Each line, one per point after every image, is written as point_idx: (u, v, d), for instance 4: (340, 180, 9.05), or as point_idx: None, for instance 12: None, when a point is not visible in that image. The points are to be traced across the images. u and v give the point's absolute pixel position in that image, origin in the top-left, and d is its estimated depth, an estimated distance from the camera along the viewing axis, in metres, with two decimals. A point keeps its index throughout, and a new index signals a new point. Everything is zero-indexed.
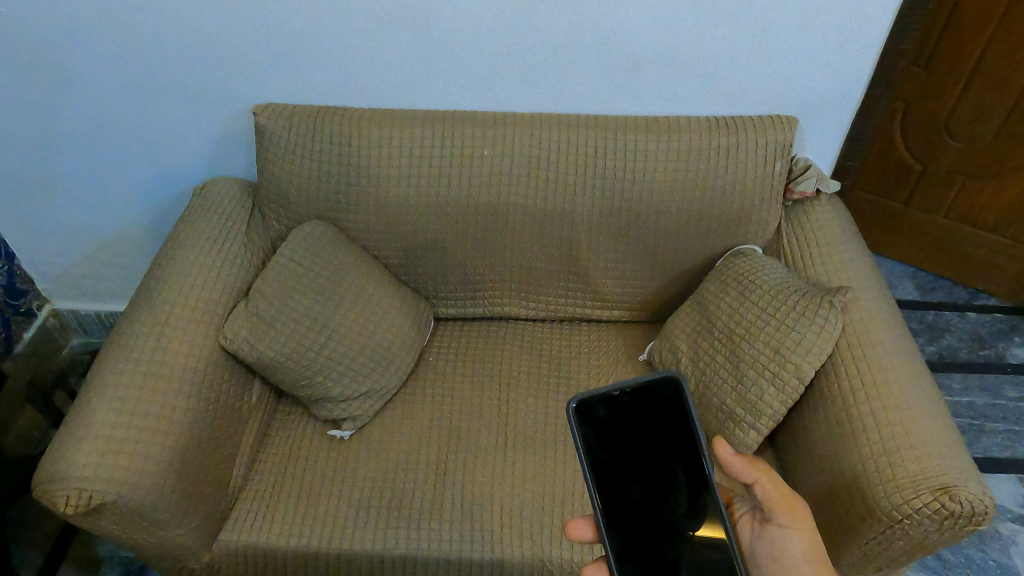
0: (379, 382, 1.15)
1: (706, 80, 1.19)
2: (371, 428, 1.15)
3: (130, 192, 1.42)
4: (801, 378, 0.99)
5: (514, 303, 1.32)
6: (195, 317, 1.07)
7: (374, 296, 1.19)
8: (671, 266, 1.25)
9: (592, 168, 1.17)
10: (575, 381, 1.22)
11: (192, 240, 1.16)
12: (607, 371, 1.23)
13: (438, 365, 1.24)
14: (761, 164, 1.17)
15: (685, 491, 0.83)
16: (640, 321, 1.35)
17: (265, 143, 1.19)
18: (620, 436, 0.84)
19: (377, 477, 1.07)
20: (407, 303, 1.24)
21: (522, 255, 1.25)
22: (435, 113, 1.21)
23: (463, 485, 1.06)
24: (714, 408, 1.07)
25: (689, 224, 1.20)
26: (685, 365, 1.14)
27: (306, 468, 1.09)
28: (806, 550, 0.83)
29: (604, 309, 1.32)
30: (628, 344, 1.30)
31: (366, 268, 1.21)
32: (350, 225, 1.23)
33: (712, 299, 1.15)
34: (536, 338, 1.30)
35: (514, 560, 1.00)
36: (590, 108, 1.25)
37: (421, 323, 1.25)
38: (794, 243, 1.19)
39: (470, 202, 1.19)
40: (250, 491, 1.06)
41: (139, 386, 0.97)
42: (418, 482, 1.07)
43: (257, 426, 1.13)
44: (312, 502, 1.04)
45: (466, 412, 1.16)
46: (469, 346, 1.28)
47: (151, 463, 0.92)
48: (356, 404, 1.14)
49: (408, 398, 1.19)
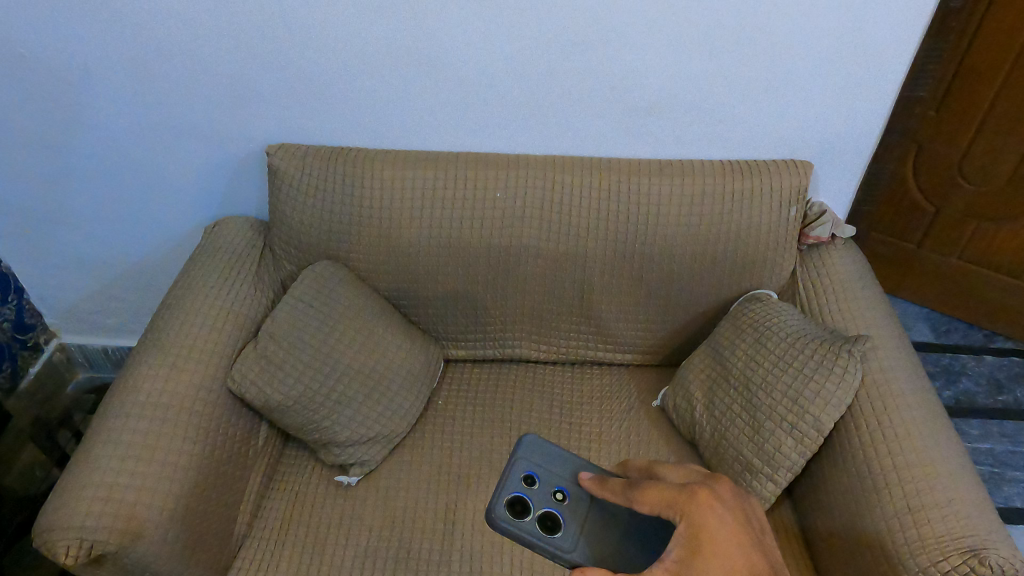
0: (387, 426, 1.13)
1: (718, 124, 1.19)
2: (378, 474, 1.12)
3: (142, 229, 1.42)
4: (820, 430, 0.97)
5: (524, 345, 1.28)
6: (204, 359, 1.05)
7: (383, 337, 1.17)
8: (684, 309, 1.23)
9: (605, 211, 1.17)
10: (588, 425, 1.18)
11: (203, 278, 1.16)
12: (620, 415, 1.20)
13: (447, 408, 1.21)
14: (776, 208, 1.16)
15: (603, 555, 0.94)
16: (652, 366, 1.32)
17: (277, 184, 1.20)
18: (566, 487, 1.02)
19: (384, 526, 1.04)
20: (417, 345, 1.22)
21: (535, 298, 1.23)
22: (446, 155, 1.21)
23: (472, 535, 1.03)
24: (731, 458, 1.04)
25: (702, 268, 1.19)
26: (700, 413, 1.11)
27: (311, 516, 1.06)
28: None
29: (617, 353, 1.29)
30: (642, 388, 1.26)
31: (375, 310, 1.20)
32: (360, 265, 1.22)
33: (727, 345, 1.13)
34: (549, 380, 1.27)
35: None
36: (603, 151, 1.25)
37: (430, 364, 1.23)
38: (810, 289, 1.18)
39: (482, 242, 1.18)
40: (255, 539, 1.03)
41: (144, 430, 0.95)
42: (428, 531, 1.04)
43: (261, 471, 1.10)
44: (316, 550, 1.01)
45: (476, 459, 1.13)
46: (480, 389, 1.25)
47: (155, 512, 0.89)
48: (363, 448, 1.11)
49: (416, 442, 1.16)
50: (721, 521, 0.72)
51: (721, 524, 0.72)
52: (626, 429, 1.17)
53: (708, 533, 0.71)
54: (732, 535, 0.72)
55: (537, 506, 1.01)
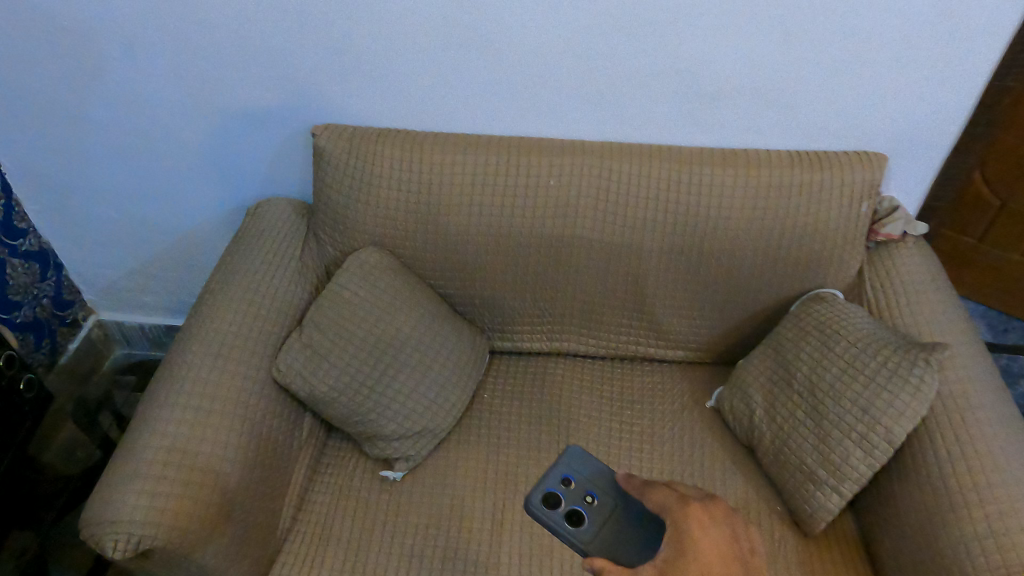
0: (432, 421, 1.09)
1: (787, 112, 1.12)
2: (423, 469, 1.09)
3: (181, 206, 1.39)
4: (892, 442, 0.92)
5: (572, 339, 1.24)
6: (248, 348, 1.03)
7: (429, 328, 1.14)
8: (742, 306, 1.18)
9: (665, 202, 1.11)
10: (638, 424, 1.14)
11: (246, 263, 1.12)
12: (671, 415, 1.15)
13: (493, 402, 1.17)
14: (845, 203, 1.10)
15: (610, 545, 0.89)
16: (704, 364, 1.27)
17: (322, 166, 1.16)
18: (598, 491, 0.93)
19: (430, 523, 1.02)
20: (463, 336, 1.19)
21: (585, 291, 1.19)
22: (499, 139, 1.16)
23: (520, 536, 1.00)
24: (793, 467, 1.00)
25: (763, 264, 1.13)
26: (760, 418, 1.06)
27: (356, 510, 1.03)
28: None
29: (668, 349, 1.24)
30: (695, 387, 1.21)
31: (422, 300, 1.16)
32: (406, 252, 1.18)
33: (790, 347, 1.07)
34: (597, 376, 1.23)
35: None
36: (663, 139, 1.19)
37: (477, 355, 1.20)
38: (879, 290, 1.12)
39: (534, 231, 1.14)
40: (300, 533, 1.01)
41: (189, 421, 0.93)
42: (474, 531, 1.01)
43: (306, 462, 1.07)
44: (361, 545, 0.99)
45: (523, 456, 1.10)
46: (527, 383, 1.21)
47: (201, 506, 0.87)
48: (409, 442, 1.08)
49: (462, 437, 1.12)
50: (708, 531, 0.70)
51: (707, 532, 0.70)
52: (678, 430, 1.13)
53: (693, 541, 0.69)
54: (721, 547, 0.69)
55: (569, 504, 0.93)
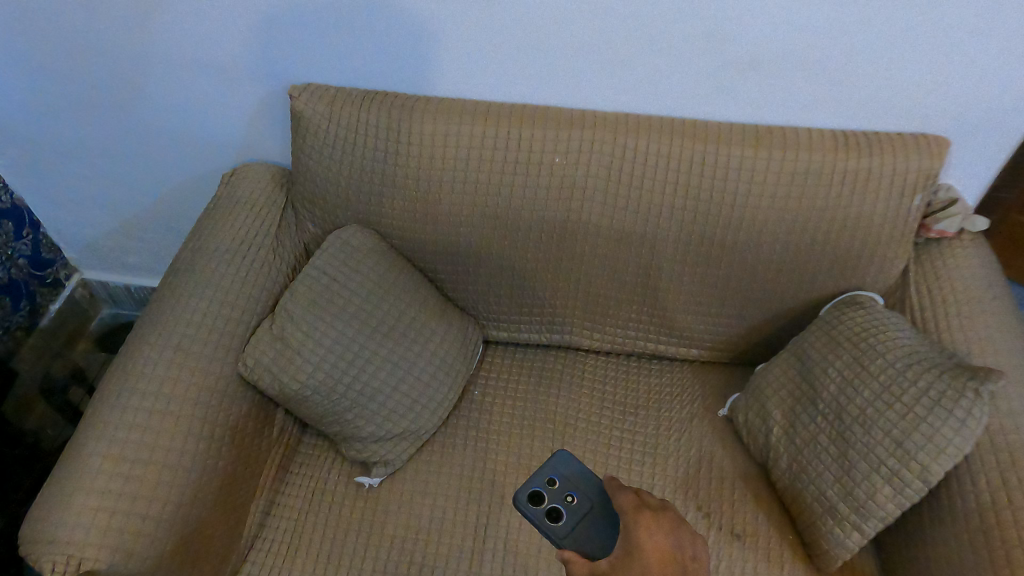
0: (414, 423, 1.00)
1: (836, 88, 0.95)
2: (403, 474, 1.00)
3: (156, 165, 1.28)
4: (927, 482, 0.81)
5: (574, 332, 1.12)
6: (212, 341, 0.93)
7: (415, 319, 1.04)
8: (765, 305, 1.05)
9: (684, 188, 0.97)
10: (642, 432, 1.03)
11: (214, 241, 1.02)
12: (679, 423, 1.05)
13: (484, 400, 1.07)
14: (895, 196, 0.95)
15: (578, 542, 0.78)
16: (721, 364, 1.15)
17: (300, 132, 1.03)
18: (581, 491, 0.82)
19: (406, 536, 0.94)
20: (454, 326, 1.08)
21: (590, 283, 1.06)
22: (499, 108, 1.01)
23: (503, 556, 0.92)
24: (810, 497, 0.89)
25: (793, 261, 1.00)
26: (777, 437, 0.95)
27: (327, 519, 0.95)
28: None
29: (680, 347, 1.12)
30: (708, 391, 1.09)
31: (407, 287, 1.05)
32: (394, 232, 1.06)
33: (818, 359, 0.95)
34: (600, 374, 1.12)
35: None
36: (688, 113, 1.02)
37: (468, 347, 1.09)
38: (925, 297, 0.98)
39: (534, 215, 1.01)
40: (266, 540, 0.94)
41: (142, 426, 0.85)
42: (452, 547, 0.93)
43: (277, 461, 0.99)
44: (332, 558, 0.92)
45: (511, 464, 1.00)
46: (522, 379, 1.11)
47: (151, 523, 0.80)
48: (388, 446, 0.99)
49: (447, 439, 1.03)
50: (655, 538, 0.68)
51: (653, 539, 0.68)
52: (685, 441, 1.02)
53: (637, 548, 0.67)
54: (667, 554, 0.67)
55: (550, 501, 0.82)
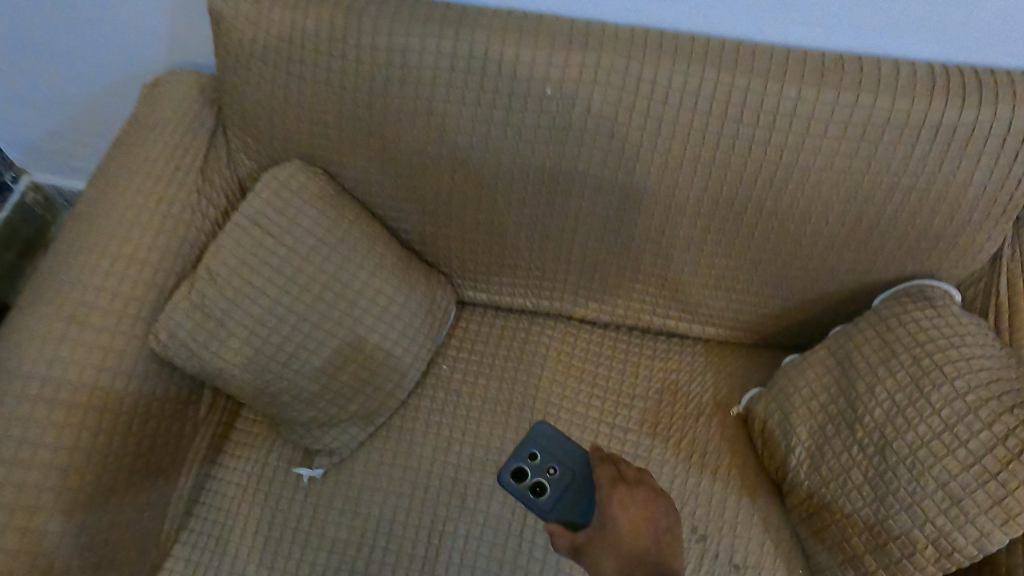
0: (366, 405, 0.85)
1: (962, 6, 0.66)
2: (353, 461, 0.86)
3: (53, 71, 0.98)
4: (981, 551, 0.63)
5: (567, 299, 0.93)
6: (116, 310, 0.77)
7: (370, 282, 0.85)
8: (806, 284, 0.83)
9: (718, 140, 0.73)
10: (637, 429, 0.86)
11: (125, 178, 0.82)
12: (682, 417, 0.87)
13: (453, 375, 0.91)
14: (1005, 167, 0.70)
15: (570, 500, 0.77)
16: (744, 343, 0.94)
17: (219, 41, 0.77)
18: (561, 463, 0.80)
19: (351, 539, 0.82)
20: (420, 289, 0.89)
21: (588, 245, 0.85)
22: (479, 16, 0.73)
23: (459, 567, 0.81)
24: (830, 536, 0.73)
25: (848, 238, 0.78)
26: (799, 456, 0.77)
27: (264, 511, 0.83)
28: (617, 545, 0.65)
29: (695, 323, 0.92)
30: (723, 380, 0.91)
31: (360, 241, 0.85)
32: (346, 172, 0.85)
33: (865, 367, 0.75)
34: (594, 348, 0.93)
35: None
36: (738, 29, 0.73)
37: (438, 313, 0.91)
38: (1013, 296, 0.76)
39: (520, 163, 0.78)
40: (197, 530, 0.83)
41: (24, 419, 0.70)
42: (404, 555, 0.81)
43: (206, 442, 0.85)
44: (266, 557, 0.81)
45: (478, 458, 0.86)
46: (500, 350, 0.93)
47: (46, 540, 0.68)
48: (335, 431, 0.85)
49: (406, 421, 0.88)
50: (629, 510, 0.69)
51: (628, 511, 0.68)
52: (687, 443, 0.85)
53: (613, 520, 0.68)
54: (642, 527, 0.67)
55: (530, 476, 0.80)
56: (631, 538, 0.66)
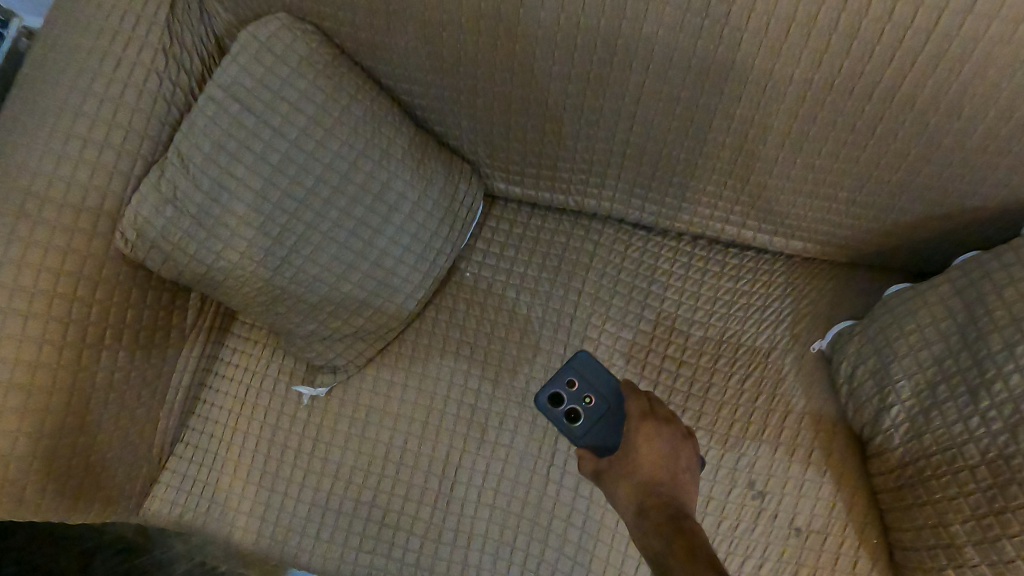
0: (374, 320, 0.73)
1: None
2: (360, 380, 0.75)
3: None
4: None
5: (620, 200, 0.74)
6: (70, 203, 0.64)
7: (376, 175, 0.69)
8: (933, 197, 0.64)
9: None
10: (694, 362, 0.72)
11: (76, 35, 0.66)
12: (749, 352, 0.71)
13: (478, 286, 0.77)
14: None
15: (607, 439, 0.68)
16: (842, 263, 0.75)
17: None
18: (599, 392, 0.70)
19: (357, 468, 0.73)
20: (439, 182, 0.73)
21: (647, 135, 0.66)
22: None
23: (477, 506, 0.71)
24: (923, 514, 0.60)
25: (1010, 140, 0.57)
26: (896, 415, 0.62)
27: (263, 429, 0.75)
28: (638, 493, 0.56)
29: (780, 237, 0.73)
30: (810, 309, 0.73)
31: (363, 122, 0.69)
32: (344, 32, 0.67)
33: (1006, 316, 0.57)
34: (647, 260, 0.76)
35: None
36: None
37: (460, 211, 0.75)
38: None
39: (565, 23, 0.58)
40: (194, 444, 0.76)
41: None
42: (415, 489, 0.72)
43: (197, 353, 0.75)
44: (266, 478, 0.74)
45: (502, 386, 0.74)
46: (534, 258, 0.77)
47: (17, 464, 0.61)
48: (339, 347, 0.73)
49: (422, 338, 0.76)
50: (654, 445, 0.60)
51: (651, 445, 0.60)
52: (754, 384, 0.70)
53: (633, 451, 0.60)
54: (665, 463, 0.59)
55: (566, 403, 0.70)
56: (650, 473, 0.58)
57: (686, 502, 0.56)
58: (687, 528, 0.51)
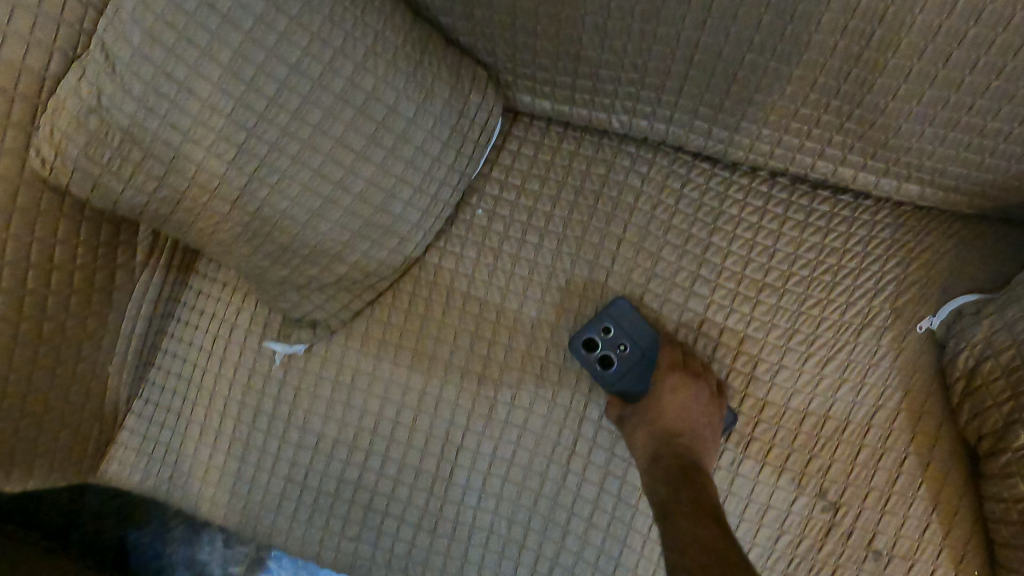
0: (360, 267, 0.59)
1: None
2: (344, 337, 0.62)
3: None
4: None
5: (681, 123, 0.57)
6: None
7: (360, 82, 0.53)
8: None
9: None
10: (762, 336, 0.56)
11: None
12: (835, 328, 0.56)
13: (491, 226, 0.61)
14: None
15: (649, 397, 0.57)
16: (966, 214, 0.57)
17: None
18: (639, 340, 0.57)
19: (340, 442, 0.61)
20: (445, 92, 0.56)
21: (726, 34, 0.48)
22: None
23: (480, 492, 0.60)
24: None
25: None
26: None
27: (232, 389, 0.63)
28: (658, 452, 0.51)
29: (893, 181, 0.54)
30: (921, 274, 0.56)
31: (341, 8, 0.51)
32: None
33: None
34: (709, 201, 0.59)
35: None
36: None
37: (473, 130, 0.59)
38: None
39: None
40: (155, 400, 0.65)
41: None
42: (409, 469, 0.60)
43: (152, 296, 0.62)
44: (237, 445, 0.63)
45: (516, 354, 0.60)
46: (564, 193, 0.61)
47: None
48: (319, 297, 0.60)
49: (420, 289, 0.62)
50: (680, 393, 0.53)
51: (674, 394, 0.53)
52: (839, 367, 0.55)
53: (655, 402, 0.53)
54: (689, 415, 0.52)
55: (601, 353, 0.57)
56: (670, 424, 0.52)
57: (704, 462, 0.50)
58: (699, 489, 0.47)
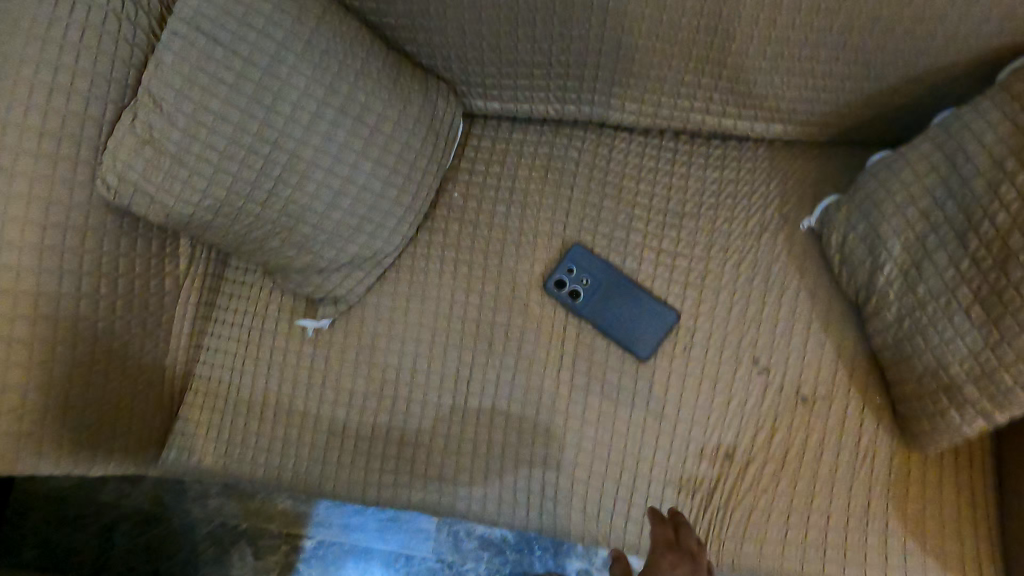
0: (369, 247, 0.73)
1: None
2: (360, 309, 0.75)
3: None
4: None
5: (601, 103, 0.74)
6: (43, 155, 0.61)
7: (354, 99, 0.68)
8: (908, 61, 0.64)
9: None
10: (689, 252, 0.73)
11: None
12: (742, 236, 0.72)
13: (468, 204, 0.77)
14: None
15: (612, 316, 0.72)
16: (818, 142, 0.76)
17: None
18: (596, 274, 0.73)
19: (370, 393, 0.74)
20: (419, 103, 0.73)
21: (623, 29, 0.66)
22: None
23: (491, 415, 0.73)
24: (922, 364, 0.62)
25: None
26: (889, 276, 0.64)
27: (270, 369, 0.75)
28: None
29: (760, 122, 0.73)
30: (795, 188, 0.74)
31: (335, 45, 0.67)
32: None
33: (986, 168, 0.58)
34: (632, 159, 0.76)
35: (546, 518, 0.73)
36: None
37: (443, 130, 0.75)
38: None
39: None
40: (203, 391, 0.76)
41: None
42: (430, 406, 0.73)
43: (196, 300, 0.75)
44: (280, 414, 0.74)
45: (503, 299, 0.74)
46: (521, 170, 0.77)
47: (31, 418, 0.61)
48: (337, 276, 0.73)
49: (418, 260, 0.76)
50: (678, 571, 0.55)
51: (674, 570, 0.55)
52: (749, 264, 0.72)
53: None
54: None
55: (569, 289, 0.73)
56: None
57: None
58: None
